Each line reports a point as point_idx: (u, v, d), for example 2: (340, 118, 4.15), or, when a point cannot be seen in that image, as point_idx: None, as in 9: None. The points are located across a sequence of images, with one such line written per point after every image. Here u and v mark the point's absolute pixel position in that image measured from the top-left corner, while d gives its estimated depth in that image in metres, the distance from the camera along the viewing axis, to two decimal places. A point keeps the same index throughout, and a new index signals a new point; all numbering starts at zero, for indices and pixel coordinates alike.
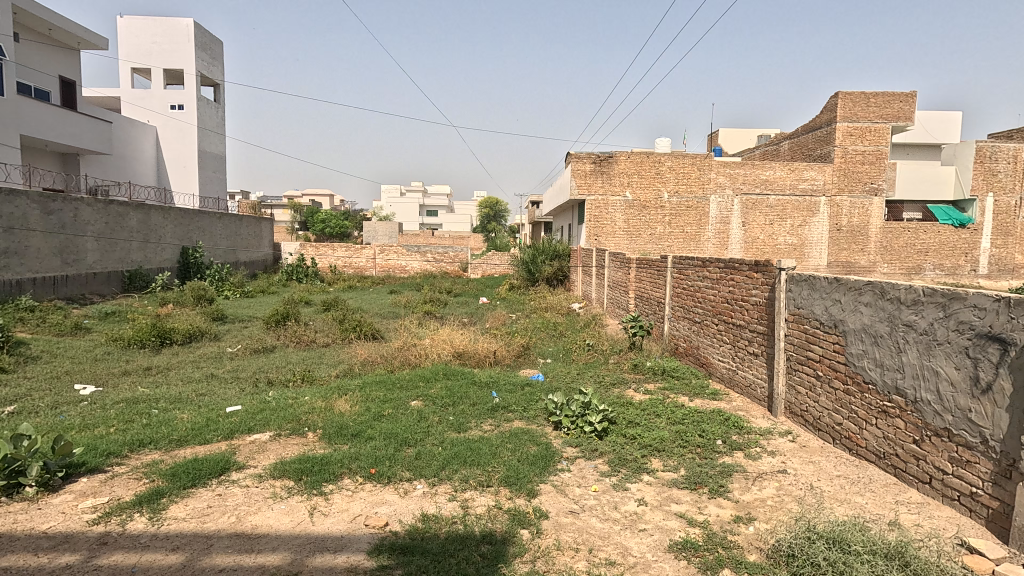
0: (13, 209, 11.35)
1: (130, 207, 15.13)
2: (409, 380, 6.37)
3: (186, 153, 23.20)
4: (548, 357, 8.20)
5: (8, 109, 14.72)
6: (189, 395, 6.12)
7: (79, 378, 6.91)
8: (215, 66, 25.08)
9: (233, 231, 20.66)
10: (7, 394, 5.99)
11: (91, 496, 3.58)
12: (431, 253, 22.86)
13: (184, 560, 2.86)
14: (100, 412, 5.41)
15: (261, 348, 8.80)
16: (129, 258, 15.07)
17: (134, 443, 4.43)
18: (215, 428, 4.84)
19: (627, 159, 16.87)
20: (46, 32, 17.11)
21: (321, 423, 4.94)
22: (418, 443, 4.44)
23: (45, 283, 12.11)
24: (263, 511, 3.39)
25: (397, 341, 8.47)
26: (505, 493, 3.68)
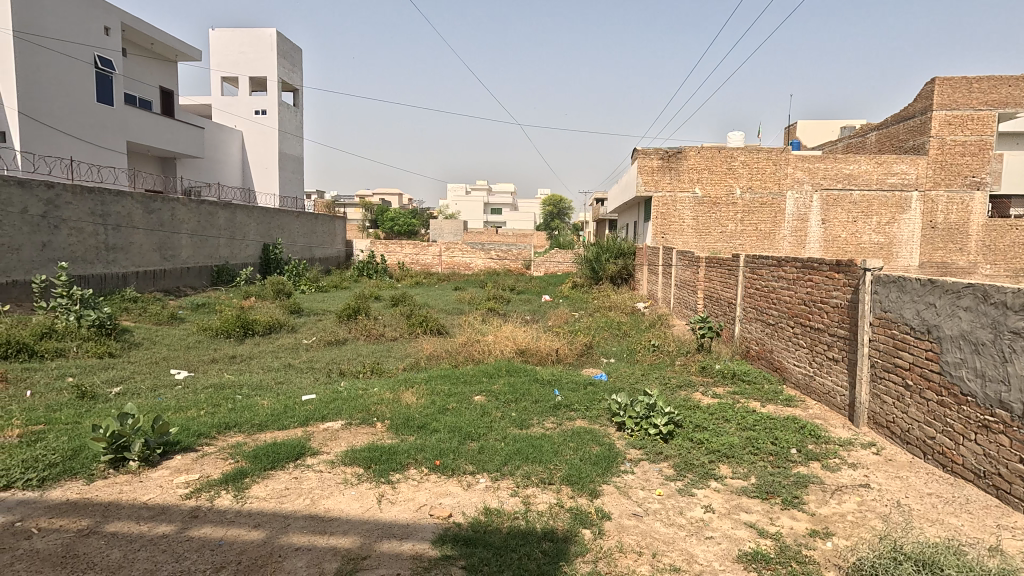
0: (120, 209, 12.51)
1: (219, 206, 16.27)
2: (473, 375, 6.47)
3: (268, 155, 24.67)
4: (612, 357, 8.08)
5: (116, 118, 16.22)
6: (268, 383, 6.54)
7: (175, 364, 7.54)
8: (295, 73, 26.53)
9: (309, 230, 21.81)
10: (114, 376, 6.64)
11: (184, 473, 3.89)
12: (494, 251, 23.09)
13: (263, 537, 3.04)
14: (191, 395, 5.89)
15: (334, 341, 9.22)
16: (217, 254, 16.22)
17: (221, 426, 4.78)
18: (292, 414, 5.14)
19: (696, 155, 16.32)
20: (149, 46, 18.67)
21: (388, 413, 5.13)
22: (481, 438, 4.51)
23: (146, 277, 13.29)
24: (335, 496, 3.56)
25: (460, 337, 8.61)
26: (567, 491, 3.67)
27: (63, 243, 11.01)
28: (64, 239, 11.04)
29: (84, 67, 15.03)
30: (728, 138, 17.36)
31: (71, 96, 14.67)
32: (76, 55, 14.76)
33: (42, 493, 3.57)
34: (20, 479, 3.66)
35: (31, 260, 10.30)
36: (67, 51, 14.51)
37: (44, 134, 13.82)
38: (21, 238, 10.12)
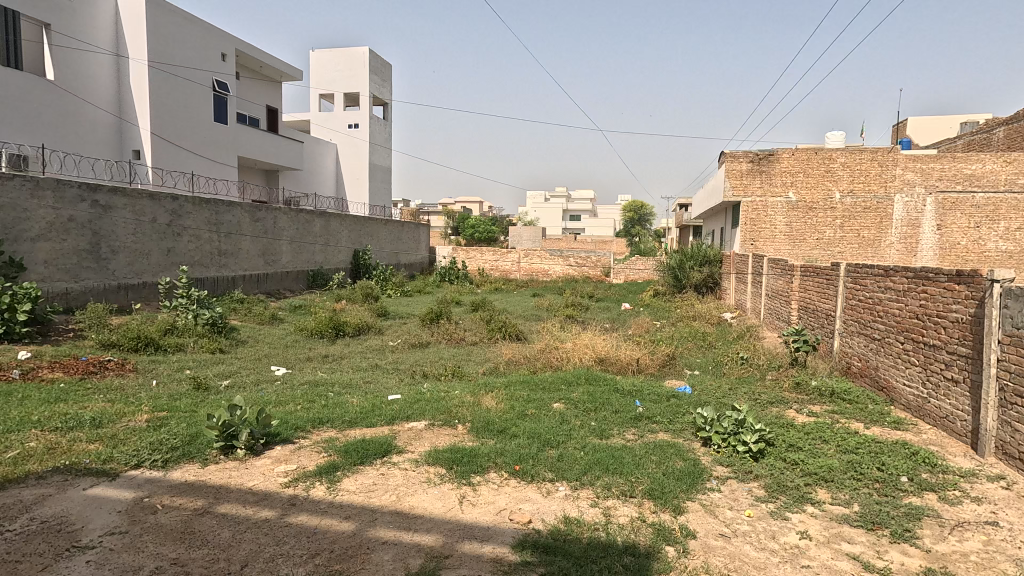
0: (231, 218, 13.72)
1: (315, 215, 17.41)
2: (552, 382, 6.46)
3: (360, 166, 26.09)
4: (696, 369, 7.77)
5: (229, 136, 17.86)
6: (357, 381, 6.91)
7: (275, 361, 8.15)
8: (385, 88, 27.92)
9: (395, 237, 22.81)
10: (224, 370, 7.29)
11: (283, 463, 4.19)
12: (574, 258, 23.00)
13: (352, 529, 3.20)
14: (290, 391, 6.34)
15: (417, 343, 9.58)
16: (313, 260, 17.36)
17: (316, 421, 5.09)
18: (379, 413, 5.38)
19: (790, 156, 15.39)
20: (258, 69, 20.39)
21: (469, 416, 5.24)
22: (560, 445, 4.49)
23: (251, 280, 14.47)
24: (419, 494, 3.69)
25: (539, 343, 8.65)
26: (649, 505, 3.56)
27: (183, 250, 12.24)
28: (184, 246, 12.27)
29: (203, 91, 16.67)
30: (826, 138, 16.24)
31: (193, 117, 16.33)
32: (197, 80, 16.42)
33: (165, 473, 3.98)
34: (148, 459, 4.11)
35: (157, 264, 11.54)
36: (190, 76, 16.17)
37: (170, 151, 15.47)
38: (150, 244, 11.37)
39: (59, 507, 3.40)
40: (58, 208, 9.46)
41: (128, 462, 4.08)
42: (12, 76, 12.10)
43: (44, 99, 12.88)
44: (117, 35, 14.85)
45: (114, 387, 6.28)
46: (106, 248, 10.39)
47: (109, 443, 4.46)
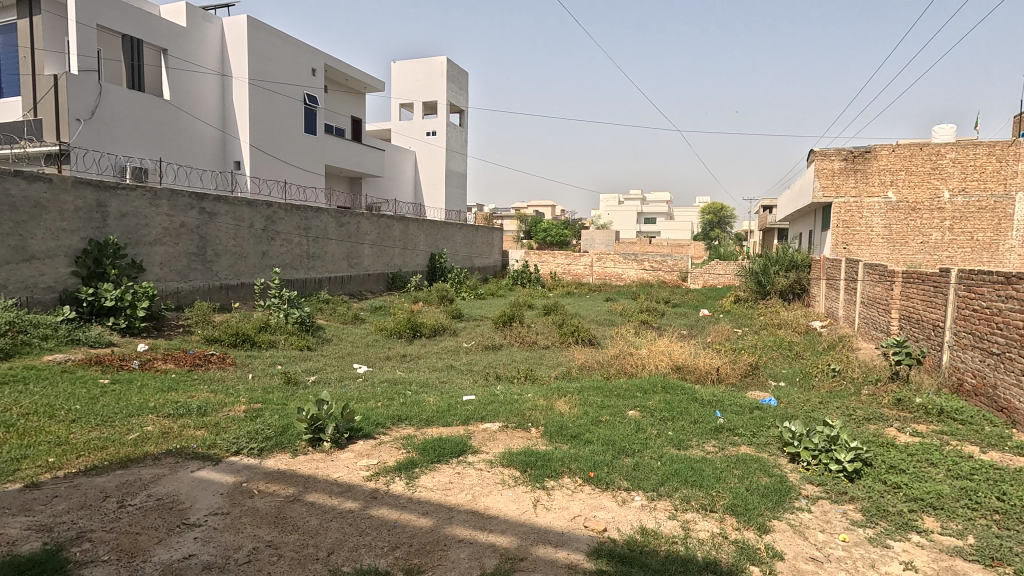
0: (319, 223, 14.56)
1: (395, 219, 18.11)
2: (626, 389, 6.33)
3: (437, 172, 26.88)
4: (781, 380, 7.33)
5: (318, 146, 18.99)
6: (433, 381, 7.11)
7: (358, 359, 8.56)
8: (461, 95, 28.59)
9: (470, 241, 23.30)
10: (311, 367, 7.74)
11: (365, 457, 4.38)
12: (648, 262, 22.45)
13: (430, 524, 3.29)
14: (370, 388, 6.62)
15: (490, 345, 9.72)
16: (392, 263, 18.07)
17: (395, 418, 5.29)
18: (454, 412, 5.50)
19: (890, 154, 14.21)
20: (344, 82, 21.53)
21: (543, 420, 5.24)
22: (635, 454, 4.39)
23: (335, 281, 15.29)
24: (493, 495, 3.73)
25: (613, 348, 8.52)
26: (732, 521, 3.40)
27: (277, 253, 13.14)
28: (277, 249, 13.18)
29: (295, 104, 17.84)
30: (933, 133, 14.83)
31: (287, 129, 17.53)
32: (290, 95, 17.61)
33: (261, 460, 4.29)
34: (246, 447, 4.44)
35: (253, 266, 12.46)
36: (284, 91, 17.35)
37: (266, 162, 16.69)
38: (248, 248, 12.29)
39: (171, 486, 3.75)
40: (171, 215, 10.45)
41: (229, 448, 4.43)
42: (135, 97, 13.52)
43: (161, 117, 14.29)
44: (221, 57, 16.23)
45: (216, 379, 6.85)
46: (211, 251, 11.36)
47: (213, 430, 4.87)
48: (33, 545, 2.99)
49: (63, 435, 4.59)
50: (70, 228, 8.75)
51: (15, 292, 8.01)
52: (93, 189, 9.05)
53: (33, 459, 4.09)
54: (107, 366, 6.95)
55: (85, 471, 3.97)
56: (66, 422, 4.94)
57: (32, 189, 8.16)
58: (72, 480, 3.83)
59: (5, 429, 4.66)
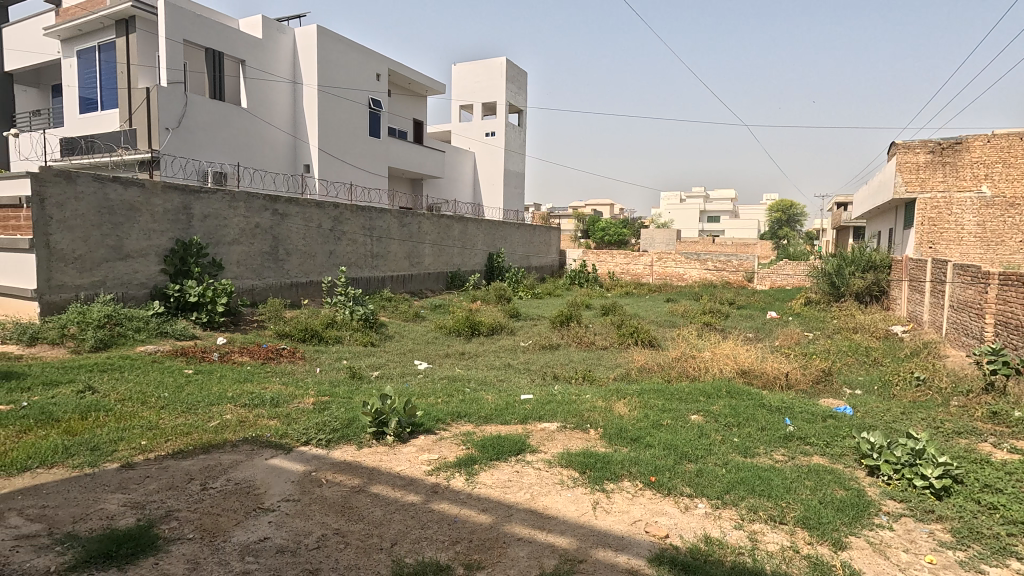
0: (382, 223, 15.03)
1: (454, 219, 18.40)
2: (689, 393, 6.14)
3: (495, 172, 27.11)
4: (857, 388, 6.88)
5: (381, 148, 19.58)
6: (491, 379, 7.18)
7: (418, 355, 8.76)
8: (520, 95, 28.68)
9: (527, 240, 23.36)
10: (375, 362, 8.00)
11: (426, 452, 4.48)
12: (712, 262, 21.74)
13: (490, 521, 3.33)
14: (431, 384, 6.77)
15: (548, 345, 9.70)
16: (452, 262, 18.38)
17: (454, 414, 5.38)
18: (512, 411, 5.52)
19: (984, 145, 13.19)
20: (407, 85, 22.09)
21: (601, 422, 5.17)
22: (699, 460, 4.25)
23: (397, 280, 15.73)
24: (552, 494, 3.73)
25: (674, 350, 8.29)
26: (804, 535, 3.23)
27: (343, 252, 13.67)
28: (343, 248, 13.71)
29: (360, 108, 18.48)
30: None
31: (352, 133, 18.18)
32: (356, 100, 18.26)
33: (328, 451, 4.48)
34: (315, 437, 4.65)
35: (321, 264, 13.02)
36: (351, 96, 18.01)
37: (333, 165, 17.39)
38: (316, 247, 12.86)
39: (248, 472, 3.98)
40: (247, 217, 11.09)
41: (300, 438, 4.65)
42: (216, 106, 14.43)
43: (239, 124, 15.18)
44: (293, 65, 17.05)
45: (287, 371, 7.22)
46: (283, 251, 11.96)
47: (285, 420, 5.13)
48: (128, 520, 3.26)
49: (153, 420, 4.98)
50: (159, 229, 9.46)
51: (112, 288, 8.77)
52: (179, 193, 9.73)
53: (128, 441, 4.45)
54: (191, 357, 7.48)
55: (172, 454, 4.28)
56: (156, 408, 5.35)
57: (127, 193, 8.87)
58: (161, 462, 4.14)
59: (105, 413, 5.11)
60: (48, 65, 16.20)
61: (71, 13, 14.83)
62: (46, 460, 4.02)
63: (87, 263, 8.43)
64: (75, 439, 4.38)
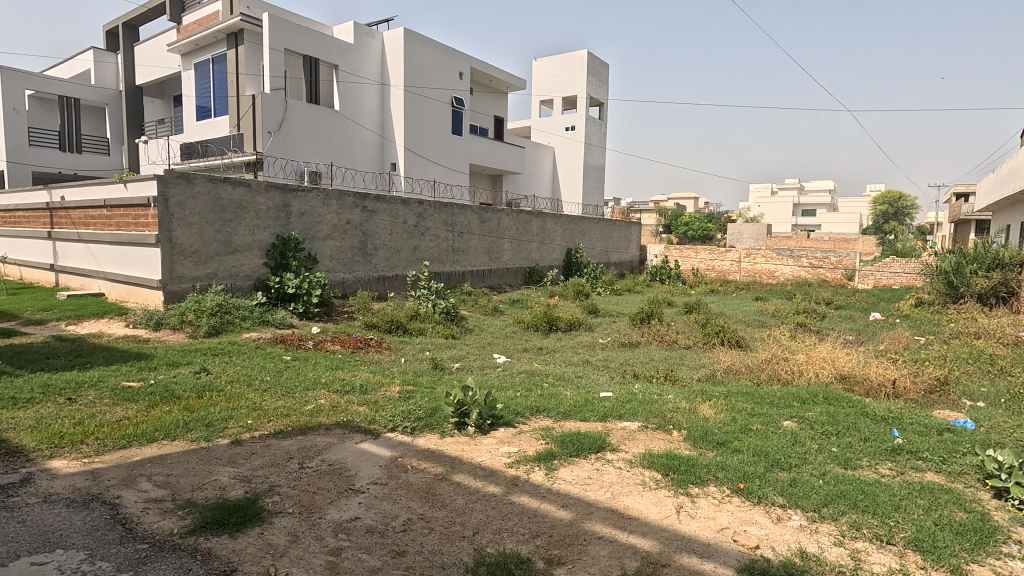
0: (463, 219, 15.35)
1: (533, 215, 18.46)
2: (781, 397, 5.78)
3: (574, 167, 26.88)
4: (980, 401, 6.16)
5: (463, 145, 20.01)
6: (570, 375, 7.14)
7: (498, 349, 8.89)
8: (601, 88, 28.20)
9: (607, 235, 23.00)
10: (456, 354, 8.22)
11: (506, 444, 4.54)
12: (807, 258, 20.37)
13: (569, 517, 3.32)
14: (509, 378, 6.85)
15: (627, 342, 9.52)
16: (530, 257, 18.47)
17: (533, 409, 5.40)
18: (592, 408, 5.46)
19: None
20: (488, 83, 22.40)
21: (685, 423, 5.00)
22: (793, 469, 4.00)
23: (477, 274, 16.04)
24: (634, 495, 3.65)
25: (764, 352, 7.86)
26: (916, 559, 2.95)
27: (426, 247, 14.13)
28: (427, 243, 14.16)
29: (443, 107, 18.96)
30: None
31: (435, 131, 18.70)
32: (440, 99, 18.76)
33: (413, 438, 4.65)
34: (401, 425, 4.84)
35: (406, 259, 13.53)
36: (434, 95, 18.52)
37: (418, 162, 17.98)
38: (402, 242, 13.38)
39: (340, 454, 4.23)
40: (339, 213, 11.73)
41: (387, 425, 4.87)
42: (312, 110, 15.36)
43: (332, 126, 16.08)
44: (382, 68, 17.79)
45: (374, 361, 7.60)
46: (371, 245, 12.55)
47: (373, 407, 5.40)
48: (238, 492, 3.57)
49: (256, 401, 5.41)
50: (263, 225, 10.22)
51: (222, 279, 9.61)
52: (280, 192, 10.45)
53: (237, 419, 4.87)
54: (289, 344, 8.03)
55: (274, 434, 4.62)
56: (259, 390, 5.81)
57: (235, 192, 9.65)
58: (265, 440, 4.49)
59: (217, 393, 5.62)
60: (171, 77, 17.99)
61: (191, 30, 16.38)
62: (169, 433, 4.48)
63: (202, 256, 9.30)
64: (193, 416, 4.86)
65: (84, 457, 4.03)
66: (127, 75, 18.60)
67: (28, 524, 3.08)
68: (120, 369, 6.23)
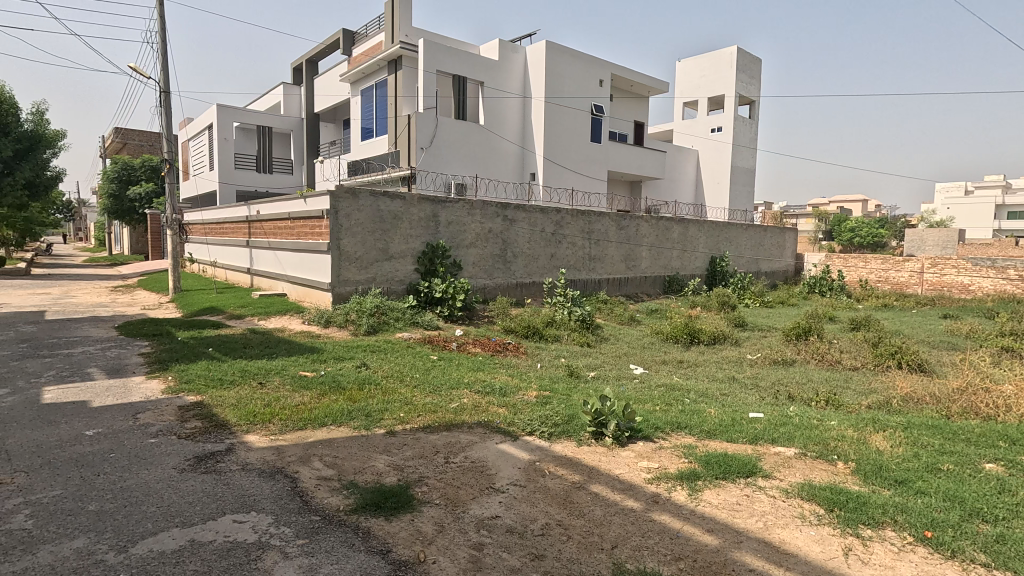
0: (601, 226, 15.24)
1: (675, 221, 17.73)
2: (981, 435, 4.86)
3: (721, 170, 25.30)
4: None
5: (601, 152, 19.89)
6: (713, 392, 6.69)
7: (635, 360, 8.66)
8: (753, 85, 26.19)
9: (756, 243, 21.30)
10: (592, 363, 8.17)
11: (646, 459, 4.39)
12: (1014, 270, 16.99)
13: (716, 544, 3.11)
14: (648, 391, 6.62)
15: (780, 360, 8.70)
16: (670, 265, 17.75)
17: (674, 424, 5.16)
18: (740, 429, 5.07)
19: None
20: (629, 88, 22.03)
21: (854, 455, 4.42)
22: (1000, 522, 3.33)
23: (614, 283, 15.82)
24: (791, 529, 3.31)
25: (956, 379, 6.68)
26: None
27: (563, 254, 14.27)
28: (564, 251, 14.30)
29: (583, 115, 19.03)
30: None
31: (574, 139, 18.82)
32: (579, 107, 18.86)
33: (551, 444, 4.69)
34: (539, 429, 4.92)
35: (543, 267, 13.79)
36: (574, 104, 18.67)
37: (556, 171, 18.25)
38: (539, 250, 13.67)
39: (481, 453, 4.42)
40: (482, 223, 12.32)
41: (525, 429, 4.98)
42: (460, 125, 16.36)
43: (477, 140, 16.98)
44: (524, 81, 18.38)
45: (512, 364, 7.85)
46: (510, 253, 12.99)
47: (513, 410, 5.56)
48: (392, 479, 3.89)
49: (408, 396, 5.86)
50: (415, 235, 11.07)
51: (380, 283, 10.61)
52: (430, 203, 11.26)
53: (392, 412, 5.32)
54: (436, 345, 8.61)
55: (423, 428, 4.97)
56: (410, 386, 6.31)
57: (393, 205, 10.60)
58: (415, 434, 4.83)
59: (374, 387, 6.20)
60: (342, 104, 20.35)
61: (359, 61, 18.41)
62: (337, 420, 5.04)
63: (364, 262, 10.35)
64: (356, 406, 5.40)
65: (271, 434, 4.69)
66: (308, 104, 21.41)
67: (231, 487, 3.66)
68: (298, 360, 7.15)
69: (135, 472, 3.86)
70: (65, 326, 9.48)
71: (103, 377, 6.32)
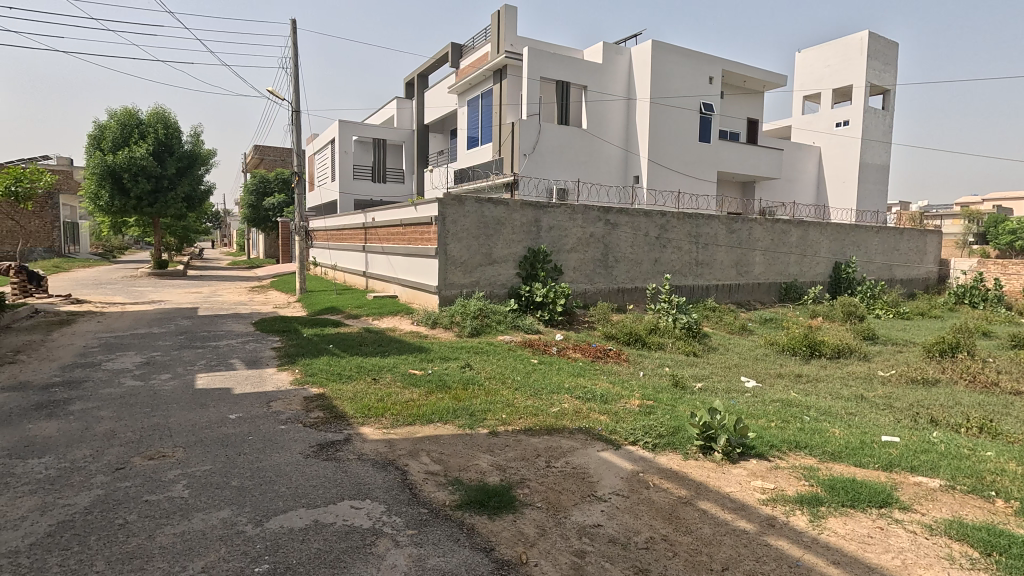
0: (709, 230, 14.53)
1: (793, 224, 16.45)
2: None
3: (847, 168, 23.08)
4: None
5: (710, 152, 18.97)
6: (838, 411, 6.10)
7: (746, 372, 8.14)
8: (889, 72, 23.58)
9: (891, 247, 19.15)
10: (699, 373, 7.80)
11: (760, 478, 4.10)
12: None
13: None
14: (761, 405, 6.19)
15: (920, 379, 7.73)
16: (787, 271, 16.48)
17: (793, 443, 4.78)
18: (870, 453, 4.58)
19: None
20: (741, 83, 20.82)
21: (1017, 493, 3.82)
22: None
23: (723, 289, 15.01)
24: (936, 571, 2.93)
25: None
26: None
27: (668, 259, 13.78)
28: (669, 255, 13.81)
29: (690, 114, 18.28)
30: None
31: (681, 139, 18.13)
32: (687, 107, 18.13)
33: (654, 456, 4.54)
34: (643, 439, 4.78)
35: (646, 272, 13.42)
36: (681, 104, 17.99)
37: (661, 173, 17.68)
38: (643, 255, 13.31)
39: (583, 460, 4.38)
40: (584, 227, 12.23)
41: (628, 438, 4.86)
42: (563, 131, 16.42)
43: (580, 144, 16.92)
44: (629, 83, 18.03)
45: (613, 371, 7.71)
46: (612, 258, 12.77)
47: (614, 417, 5.46)
48: (495, 479, 3.98)
49: (509, 398, 5.96)
50: (518, 240, 11.24)
51: (484, 287, 10.92)
52: (532, 209, 11.36)
53: (495, 413, 5.44)
54: (536, 349, 8.68)
55: (524, 430, 5.02)
56: (511, 388, 6.40)
57: (496, 211, 10.86)
58: (516, 435, 4.90)
59: (477, 387, 6.38)
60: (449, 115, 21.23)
61: (466, 73, 19.10)
62: (443, 417, 5.25)
63: (469, 266, 10.70)
64: (460, 405, 5.58)
65: (384, 427, 4.98)
66: (419, 116, 22.57)
67: (349, 475, 3.94)
68: (407, 359, 7.54)
69: (268, 454, 4.29)
70: (213, 321, 10.78)
71: (243, 368, 7.10)
